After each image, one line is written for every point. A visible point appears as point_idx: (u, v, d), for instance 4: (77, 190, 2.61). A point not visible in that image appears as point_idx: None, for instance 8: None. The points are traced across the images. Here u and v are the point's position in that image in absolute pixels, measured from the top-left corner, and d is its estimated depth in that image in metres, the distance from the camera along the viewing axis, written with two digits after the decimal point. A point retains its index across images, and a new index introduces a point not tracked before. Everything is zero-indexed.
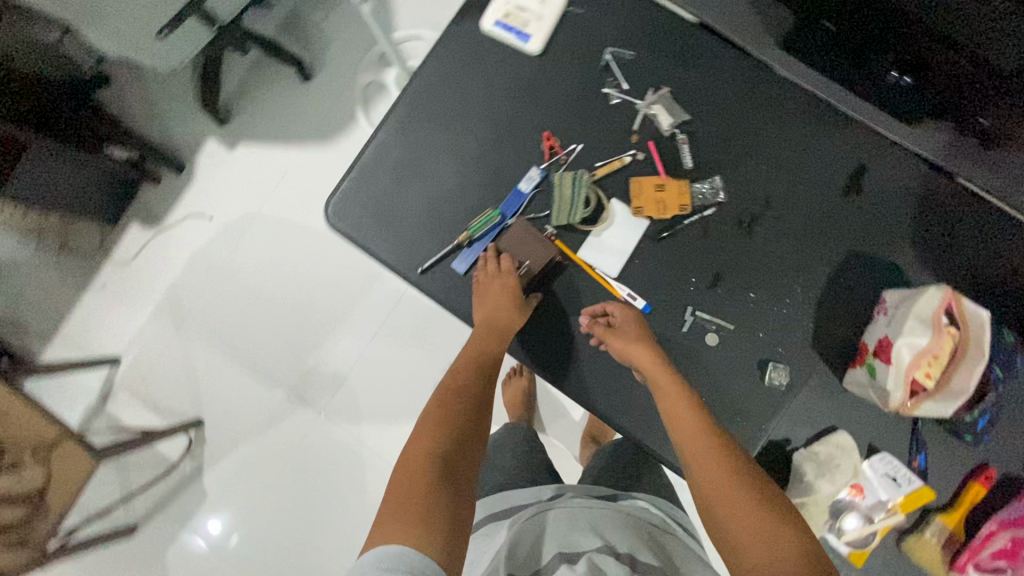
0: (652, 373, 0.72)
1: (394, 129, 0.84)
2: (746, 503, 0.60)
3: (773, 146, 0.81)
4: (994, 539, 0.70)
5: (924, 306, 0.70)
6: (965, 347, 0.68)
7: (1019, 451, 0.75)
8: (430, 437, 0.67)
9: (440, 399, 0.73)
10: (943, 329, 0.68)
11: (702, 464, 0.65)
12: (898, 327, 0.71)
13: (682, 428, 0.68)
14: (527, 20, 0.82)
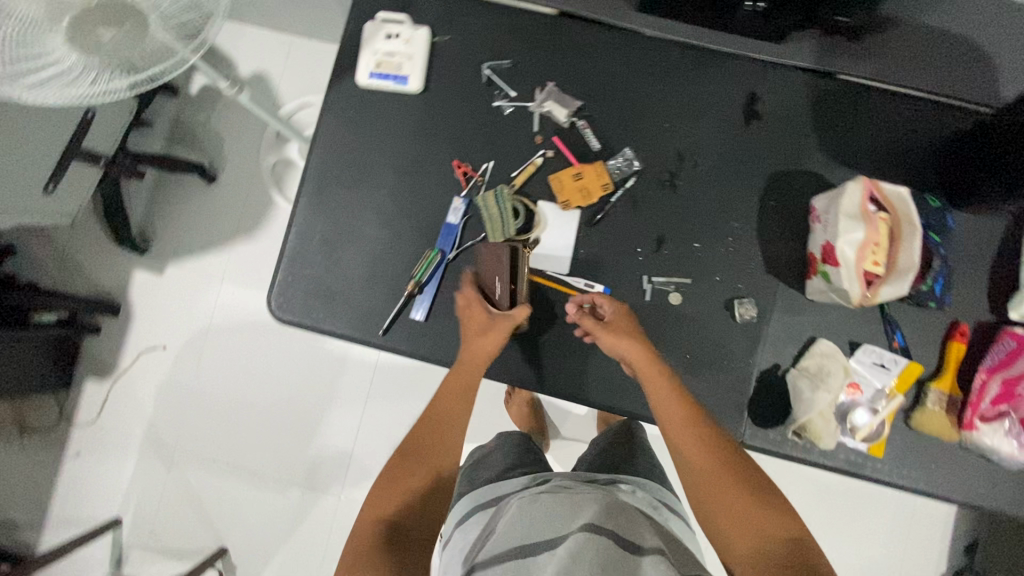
0: (642, 368, 0.74)
1: (310, 207, 0.84)
2: (739, 502, 0.63)
3: (667, 102, 0.84)
4: (989, 388, 0.75)
5: (849, 202, 0.73)
6: (893, 230, 0.73)
7: (979, 299, 0.79)
8: (390, 496, 0.66)
9: (406, 447, 0.72)
10: (872, 217, 0.71)
11: (695, 458, 0.67)
12: (833, 228, 0.73)
13: (670, 422, 0.70)
14: (399, 63, 0.83)
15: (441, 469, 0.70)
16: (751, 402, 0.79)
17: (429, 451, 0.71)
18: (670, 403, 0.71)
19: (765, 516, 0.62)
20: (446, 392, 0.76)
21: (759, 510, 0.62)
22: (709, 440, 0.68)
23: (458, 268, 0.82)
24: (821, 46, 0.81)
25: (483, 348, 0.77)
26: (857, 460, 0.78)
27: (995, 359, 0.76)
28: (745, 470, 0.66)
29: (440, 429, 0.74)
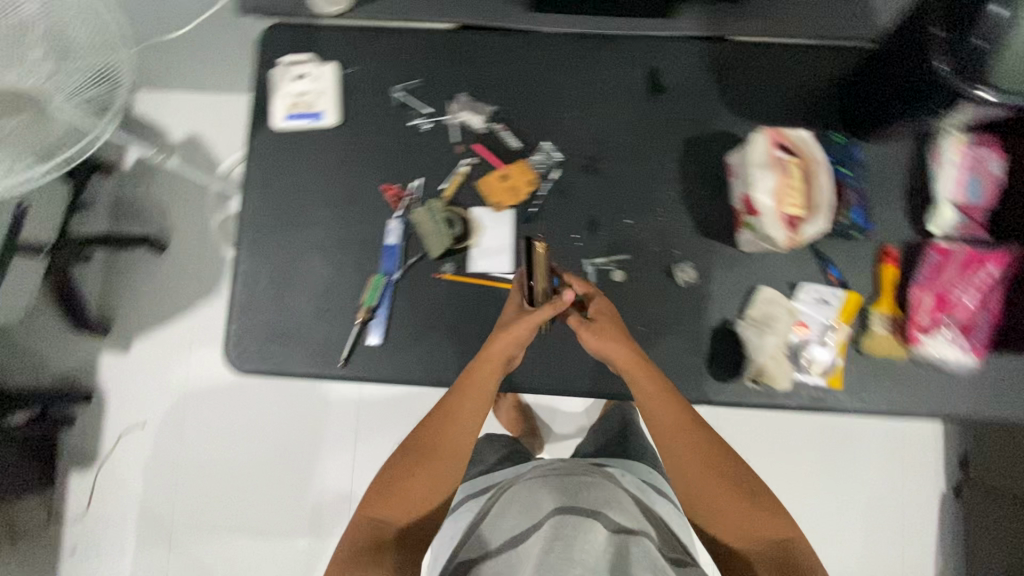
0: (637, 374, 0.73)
1: (250, 256, 0.85)
2: (734, 505, 0.70)
3: (576, 92, 0.87)
4: (922, 301, 0.79)
5: (758, 152, 0.76)
6: (802, 173, 0.76)
7: (901, 221, 0.82)
8: (392, 503, 0.72)
9: (408, 452, 0.75)
10: (779, 164, 0.75)
11: (687, 452, 0.72)
12: (747, 181, 0.76)
13: (669, 420, 0.73)
14: (312, 101, 0.85)
15: (441, 479, 0.73)
16: (709, 360, 0.82)
17: (431, 462, 0.73)
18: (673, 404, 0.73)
19: (757, 523, 0.70)
20: (454, 409, 0.76)
21: (754, 518, 0.70)
22: (707, 443, 0.73)
23: (405, 286, 0.83)
24: (711, 14, 0.85)
25: (500, 349, 0.74)
26: (818, 396, 0.80)
27: (924, 273, 0.80)
28: (737, 472, 0.72)
29: (444, 440, 0.75)
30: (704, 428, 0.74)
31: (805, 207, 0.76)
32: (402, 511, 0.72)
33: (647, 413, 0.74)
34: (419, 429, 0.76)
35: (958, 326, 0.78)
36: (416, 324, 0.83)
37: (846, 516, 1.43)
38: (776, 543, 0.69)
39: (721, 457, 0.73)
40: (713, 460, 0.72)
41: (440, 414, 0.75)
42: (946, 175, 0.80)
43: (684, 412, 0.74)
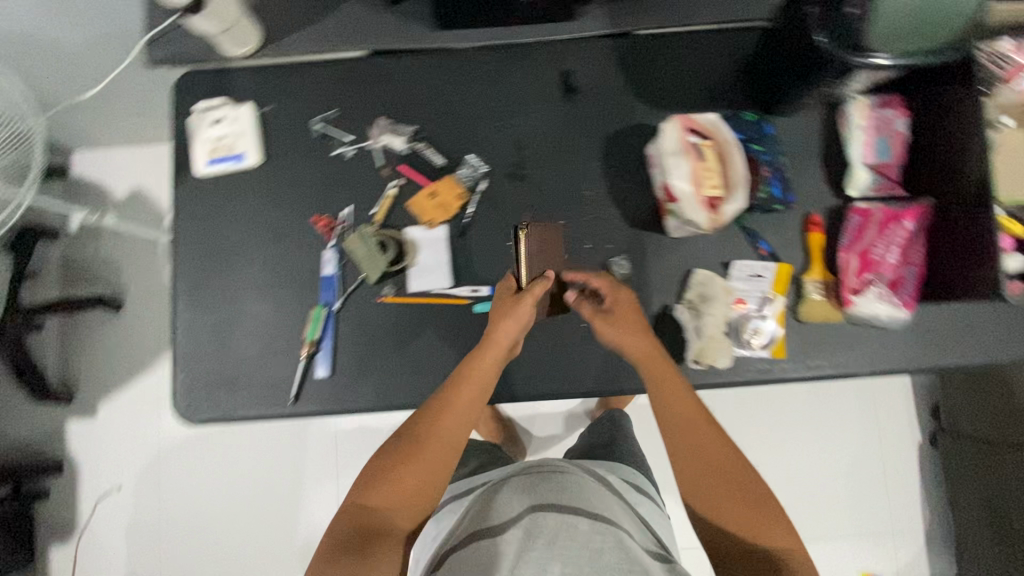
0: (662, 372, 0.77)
1: (189, 305, 0.85)
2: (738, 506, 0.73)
3: (493, 103, 0.88)
4: (849, 262, 0.80)
5: (670, 140, 0.78)
6: (715, 155, 0.79)
7: (821, 189, 0.85)
8: (387, 495, 0.72)
9: (402, 444, 0.74)
10: (691, 149, 0.77)
11: (698, 446, 0.75)
12: (665, 169, 0.78)
13: (688, 415, 0.76)
14: (231, 143, 0.85)
15: (435, 474, 0.73)
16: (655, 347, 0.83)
17: (427, 454, 0.73)
18: (681, 390, 0.76)
19: (753, 517, 0.72)
20: (454, 403, 0.75)
21: (744, 510, 0.72)
22: (709, 433, 0.76)
23: (348, 315, 0.84)
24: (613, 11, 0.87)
25: (504, 340, 0.76)
26: (764, 368, 0.82)
27: (849, 235, 0.81)
28: (735, 469, 0.75)
29: (440, 435, 0.74)
30: (707, 419, 0.76)
31: (723, 187, 0.78)
32: (396, 505, 0.72)
33: (666, 406, 0.77)
34: (414, 420, 0.76)
35: (885, 283, 0.79)
36: (363, 351, 0.84)
37: (831, 478, 1.45)
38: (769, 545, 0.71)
39: (718, 451, 0.75)
40: (714, 453, 0.75)
41: (437, 408, 0.75)
42: (857, 139, 0.82)
43: (688, 398, 0.76)
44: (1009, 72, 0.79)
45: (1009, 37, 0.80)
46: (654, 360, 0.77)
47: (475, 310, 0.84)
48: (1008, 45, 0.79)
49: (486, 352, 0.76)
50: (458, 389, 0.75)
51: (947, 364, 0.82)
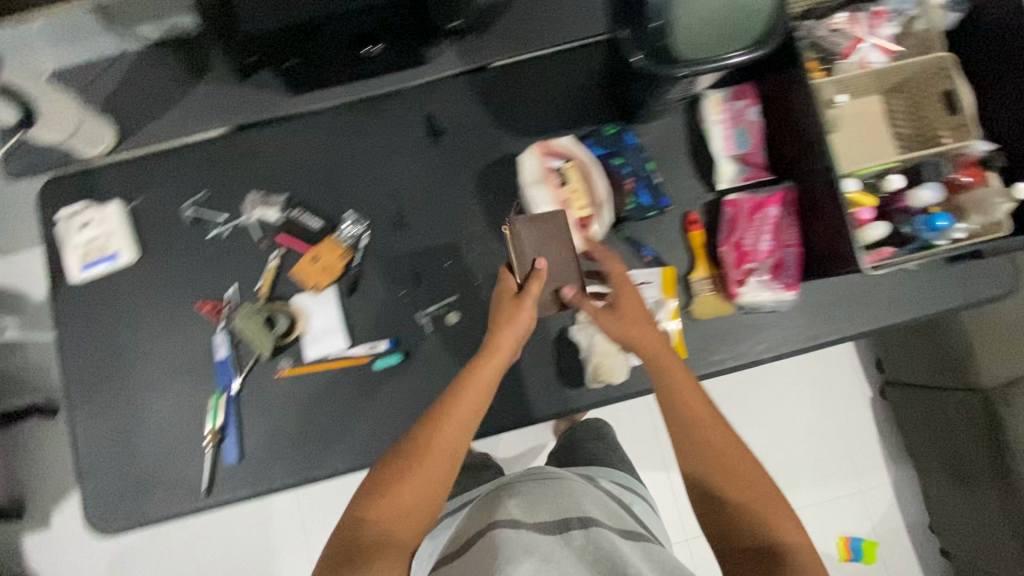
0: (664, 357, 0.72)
1: (88, 415, 0.84)
2: (748, 493, 0.65)
3: (362, 156, 0.88)
4: (728, 255, 0.81)
5: (531, 168, 0.81)
6: (576, 176, 0.80)
7: (694, 186, 0.86)
8: (385, 506, 0.62)
9: (404, 450, 0.66)
10: (550, 173, 0.80)
11: (706, 428, 0.68)
12: (530, 198, 0.80)
13: (688, 400, 0.70)
14: (104, 244, 0.84)
15: (442, 480, 0.65)
16: (558, 372, 0.83)
17: (431, 462, 0.64)
18: (681, 378, 0.71)
19: (760, 517, 0.63)
20: (460, 409, 0.67)
21: (748, 507, 0.64)
22: (708, 424, 0.69)
23: (249, 395, 0.83)
24: (462, 49, 0.89)
25: (510, 342, 0.70)
26: None
27: (727, 227, 0.82)
28: (739, 467, 0.66)
29: (448, 439, 0.65)
30: (710, 409, 0.69)
31: (588, 205, 0.80)
32: (398, 518, 0.62)
33: (666, 392, 0.71)
34: (416, 424, 0.67)
35: (765, 270, 0.80)
36: (270, 427, 0.83)
37: (793, 448, 1.46)
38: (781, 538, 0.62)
39: (721, 444, 0.68)
40: (716, 449, 0.67)
41: (446, 410, 0.67)
42: (715, 134, 0.83)
43: (688, 391, 0.70)
44: (844, 46, 0.81)
45: (845, 11, 0.82)
46: (661, 353, 0.72)
47: (375, 367, 0.84)
48: (841, 20, 0.82)
49: (495, 357, 0.69)
50: (465, 391, 0.67)
51: (842, 336, 0.83)
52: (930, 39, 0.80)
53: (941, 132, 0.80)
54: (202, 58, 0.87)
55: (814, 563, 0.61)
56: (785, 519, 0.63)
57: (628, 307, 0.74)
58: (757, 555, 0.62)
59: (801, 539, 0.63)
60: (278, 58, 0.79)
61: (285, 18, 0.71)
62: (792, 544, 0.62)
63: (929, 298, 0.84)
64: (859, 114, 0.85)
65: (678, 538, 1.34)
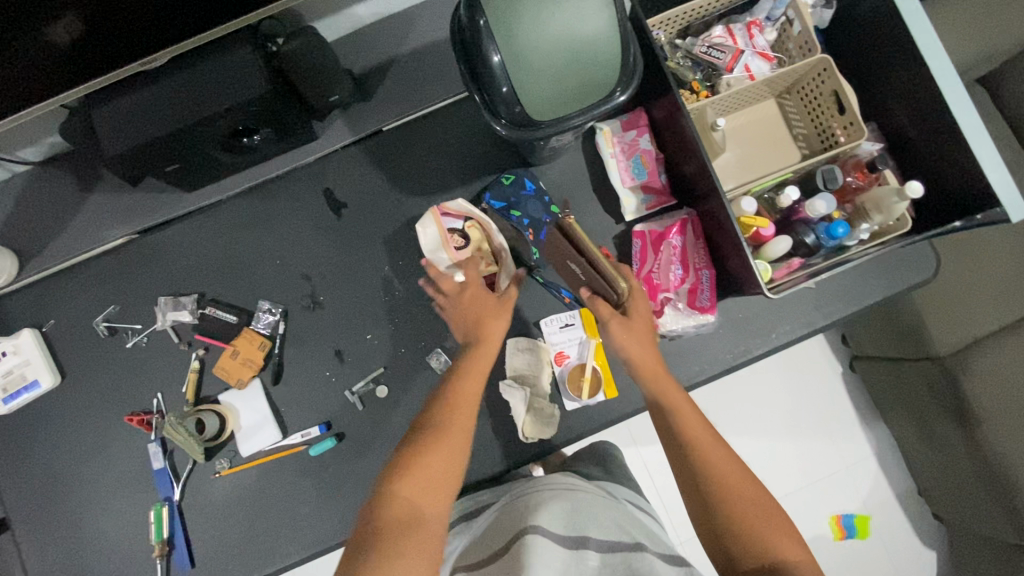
0: (657, 374, 0.73)
1: (36, 547, 0.83)
2: (752, 512, 0.63)
3: (268, 240, 0.87)
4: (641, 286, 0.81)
5: (430, 234, 0.80)
6: (473, 233, 0.81)
7: (603, 219, 0.84)
8: (412, 481, 0.61)
9: (426, 429, 0.66)
10: (451, 237, 0.79)
11: (703, 443, 0.68)
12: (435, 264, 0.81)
13: (682, 415, 0.70)
14: (21, 373, 0.83)
15: (460, 451, 0.65)
16: (493, 431, 0.81)
17: (455, 439, 0.65)
18: (674, 394, 0.71)
19: (761, 534, 0.62)
20: (468, 386, 0.70)
21: (751, 526, 0.62)
22: (706, 439, 0.68)
23: (192, 501, 0.83)
24: (350, 119, 0.88)
25: (499, 333, 0.75)
26: (606, 411, 0.81)
27: (636, 257, 0.81)
28: (738, 486, 0.65)
29: (462, 412, 0.67)
30: (706, 426, 0.69)
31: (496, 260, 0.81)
32: (426, 492, 0.61)
33: (660, 409, 0.71)
34: (429, 406, 0.69)
35: (680, 297, 0.79)
36: (214, 531, 0.82)
37: (777, 439, 1.43)
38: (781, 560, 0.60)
39: (721, 460, 0.67)
40: (714, 465, 0.66)
41: (456, 390, 0.69)
42: (612, 166, 0.82)
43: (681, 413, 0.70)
44: (727, 59, 0.79)
45: (722, 24, 0.81)
46: (653, 369, 0.73)
47: (312, 454, 0.82)
48: (718, 33, 0.81)
49: (486, 350, 0.74)
50: (466, 370, 0.71)
51: (772, 349, 0.81)
52: (807, 40, 0.77)
53: (836, 130, 0.78)
54: (95, 171, 0.87)
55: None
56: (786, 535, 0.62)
57: (618, 330, 0.75)
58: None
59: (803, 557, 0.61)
60: (160, 166, 0.78)
61: (156, 134, 0.71)
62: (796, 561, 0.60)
63: (853, 295, 0.82)
64: (755, 126, 0.85)
65: (678, 541, 1.23)
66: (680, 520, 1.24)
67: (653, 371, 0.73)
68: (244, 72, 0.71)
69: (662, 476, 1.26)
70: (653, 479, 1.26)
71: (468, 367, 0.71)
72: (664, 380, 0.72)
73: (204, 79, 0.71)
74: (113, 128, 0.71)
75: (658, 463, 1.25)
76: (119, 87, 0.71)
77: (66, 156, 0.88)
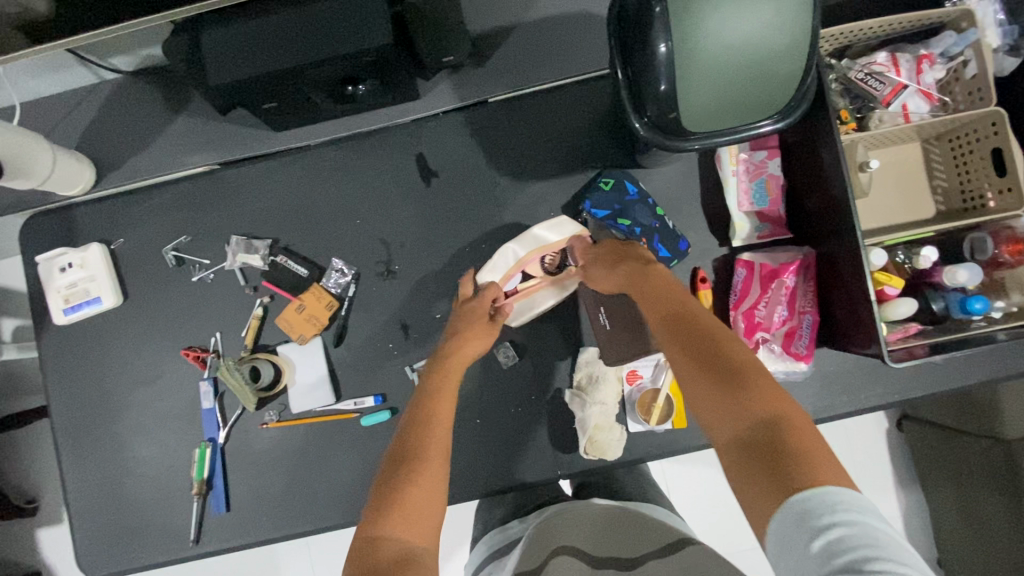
0: (632, 265, 0.69)
1: (78, 460, 0.83)
2: (729, 376, 0.55)
3: (348, 197, 0.83)
4: (736, 323, 0.75)
5: (553, 229, 0.77)
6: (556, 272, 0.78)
7: (710, 242, 0.78)
8: (400, 508, 0.57)
9: (403, 453, 0.61)
10: (550, 248, 0.77)
11: (682, 314, 0.62)
12: (526, 240, 0.77)
13: (660, 294, 0.65)
14: (84, 288, 0.82)
15: (440, 470, 0.61)
16: (554, 439, 0.78)
17: (431, 466, 0.60)
18: (653, 279, 0.67)
19: (735, 402, 0.53)
20: (440, 412, 0.66)
21: (729, 385, 0.55)
22: (685, 310, 0.63)
23: (235, 446, 0.81)
24: (456, 83, 0.82)
25: (472, 354, 0.72)
26: (672, 441, 0.78)
27: (739, 289, 0.75)
28: (720, 346, 0.58)
29: (439, 436, 0.63)
30: (685, 299, 0.64)
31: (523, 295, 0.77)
32: (413, 520, 0.56)
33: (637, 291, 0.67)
34: (398, 437, 0.64)
35: (776, 340, 0.74)
36: (253, 480, 0.81)
37: None
38: (762, 427, 0.51)
39: (690, 336, 0.60)
40: (682, 349, 0.59)
41: (428, 416, 0.65)
42: (732, 185, 0.76)
43: (648, 310, 0.65)
44: (885, 92, 0.72)
45: (885, 51, 0.74)
46: (628, 275, 0.69)
47: (362, 423, 0.80)
48: (880, 61, 0.74)
49: (458, 366, 0.71)
50: (437, 401, 0.67)
51: (859, 411, 0.76)
52: (980, 86, 0.70)
53: (986, 192, 0.71)
54: (185, 91, 0.83)
55: (816, 442, 0.49)
56: (766, 393, 0.53)
57: (599, 268, 0.72)
58: (744, 447, 0.51)
59: (799, 420, 0.51)
60: (249, 102, 0.73)
61: (258, 69, 0.66)
62: (786, 420, 0.51)
63: (959, 371, 0.76)
64: (901, 168, 0.77)
65: (730, 552, 1.17)
66: (733, 532, 1.18)
67: (631, 278, 0.69)
68: (367, 18, 0.65)
69: (683, 492, 1.19)
70: (670, 495, 1.19)
71: (436, 393, 0.68)
72: (639, 278, 0.68)
73: (326, 17, 0.65)
74: (220, 52, 0.66)
75: (681, 479, 1.19)
76: (235, 10, 0.66)
77: (159, 70, 0.83)
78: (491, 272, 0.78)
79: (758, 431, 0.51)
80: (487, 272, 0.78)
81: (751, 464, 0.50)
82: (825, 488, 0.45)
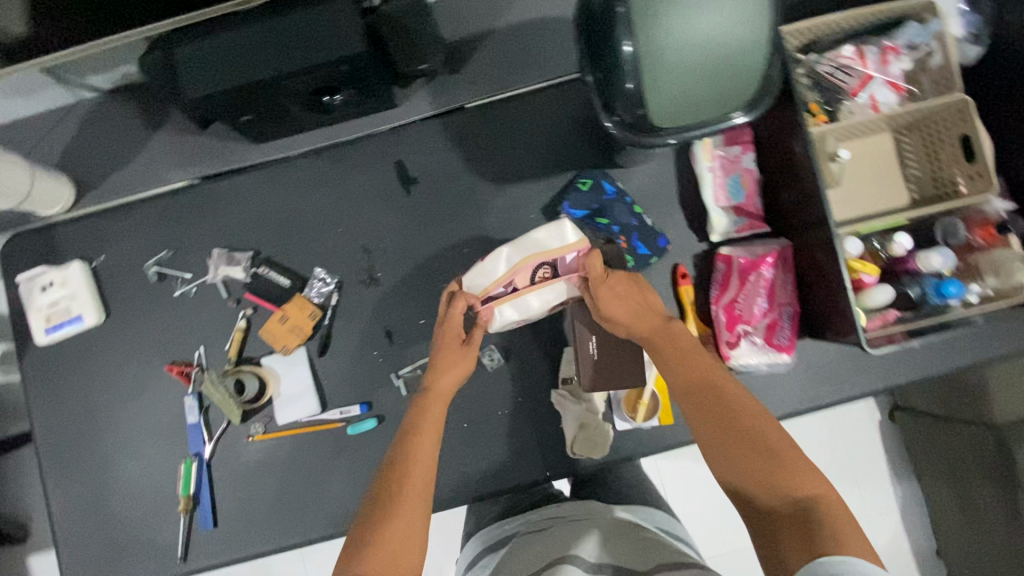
0: (656, 322, 0.68)
1: (62, 481, 0.82)
2: (763, 451, 0.58)
3: (328, 206, 0.83)
4: (716, 316, 0.76)
5: (555, 235, 0.72)
6: (547, 281, 0.73)
7: (689, 238, 0.78)
8: (379, 541, 0.58)
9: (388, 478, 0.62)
10: (547, 255, 0.71)
11: (711, 381, 0.63)
12: (523, 245, 0.71)
13: (687, 357, 0.66)
14: (65, 307, 0.81)
15: (422, 501, 0.61)
16: (542, 440, 0.78)
17: (410, 494, 0.61)
18: (679, 341, 0.67)
19: (773, 480, 0.56)
20: (424, 438, 0.65)
21: (766, 462, 0.57)
22: (715, 377, 0.64)
23: (222, 460, 0.81)
24: (434, 93, 0.84)
25: (451, 387, 0.70)
26: (660, 438, 0.77)
27: (719, 282, 0.76)
28: (750, 419, 0.60)
29: (422, 462, 0.64)
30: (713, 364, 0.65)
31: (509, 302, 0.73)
32: (392, 553, 0.57)
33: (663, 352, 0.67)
34: (386, 460, 0.64)
35: (758, 332, 0.75)
36: (240, 493, 0.80)
37: None
38: (799, 504, 0.54)
39: (720, 407, 0.61)
40: (716, 420, 0.61)
41: (413, 441, 0.65)
42: (708, 180, 0.77)
43: (667, 378, 0.66)
44: (853, 84, 0.74)
45: (851, 44, 0.75)
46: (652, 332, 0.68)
47: (349, 432, 0.80)
48: (847, 53, 0.75)
49: (440, 396, 0.70)
50: (419, 422, 0.67)
51: (846, 399, 0.76)
52: (946, 76, 0.73)
53: (957, 178, 0.73)
54: (164, 107, 0.84)
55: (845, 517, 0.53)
56: (804, 472, 0.56)
57: (614, 308, 0.69)
58: (784, 523, 0.54)
59: (829, 496, 0.55)
60: (225, 115, 0.73)
61: (230, 83, 0.67)
62: (821, 498, 0.54)
63: (942, 356, 0.76)
64: (875, 159, 0.77)
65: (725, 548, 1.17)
66: (727, 528, 1.17)
67: (653, 333, 0.68)
68: (339, 30, 0.66)
69: (675, 489, 1.18)
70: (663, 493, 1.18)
71: (421, 414, 0.68)
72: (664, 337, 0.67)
73: (297, 31, 0.66)
74: (195, 68, 0.66)
75: (674, 476, 1.18)
76: (208, 26, 0.67)
77: (137, 88, 0.84)
78: (484, 271, 0.72)
79: (796, 508, 0.54)
80: (480, 270, 0.72)
81: (787, 538, 0.53)
82: (849, 560, 0.48)
